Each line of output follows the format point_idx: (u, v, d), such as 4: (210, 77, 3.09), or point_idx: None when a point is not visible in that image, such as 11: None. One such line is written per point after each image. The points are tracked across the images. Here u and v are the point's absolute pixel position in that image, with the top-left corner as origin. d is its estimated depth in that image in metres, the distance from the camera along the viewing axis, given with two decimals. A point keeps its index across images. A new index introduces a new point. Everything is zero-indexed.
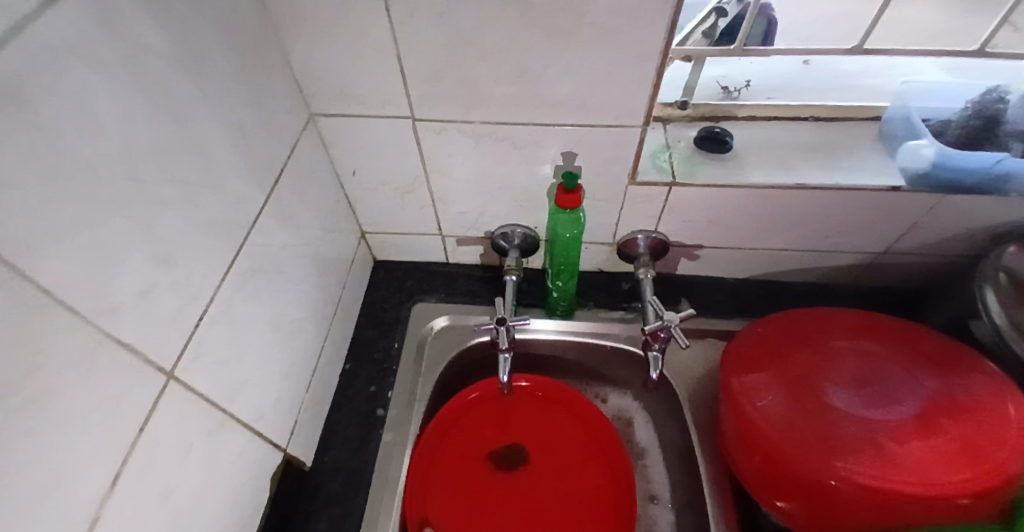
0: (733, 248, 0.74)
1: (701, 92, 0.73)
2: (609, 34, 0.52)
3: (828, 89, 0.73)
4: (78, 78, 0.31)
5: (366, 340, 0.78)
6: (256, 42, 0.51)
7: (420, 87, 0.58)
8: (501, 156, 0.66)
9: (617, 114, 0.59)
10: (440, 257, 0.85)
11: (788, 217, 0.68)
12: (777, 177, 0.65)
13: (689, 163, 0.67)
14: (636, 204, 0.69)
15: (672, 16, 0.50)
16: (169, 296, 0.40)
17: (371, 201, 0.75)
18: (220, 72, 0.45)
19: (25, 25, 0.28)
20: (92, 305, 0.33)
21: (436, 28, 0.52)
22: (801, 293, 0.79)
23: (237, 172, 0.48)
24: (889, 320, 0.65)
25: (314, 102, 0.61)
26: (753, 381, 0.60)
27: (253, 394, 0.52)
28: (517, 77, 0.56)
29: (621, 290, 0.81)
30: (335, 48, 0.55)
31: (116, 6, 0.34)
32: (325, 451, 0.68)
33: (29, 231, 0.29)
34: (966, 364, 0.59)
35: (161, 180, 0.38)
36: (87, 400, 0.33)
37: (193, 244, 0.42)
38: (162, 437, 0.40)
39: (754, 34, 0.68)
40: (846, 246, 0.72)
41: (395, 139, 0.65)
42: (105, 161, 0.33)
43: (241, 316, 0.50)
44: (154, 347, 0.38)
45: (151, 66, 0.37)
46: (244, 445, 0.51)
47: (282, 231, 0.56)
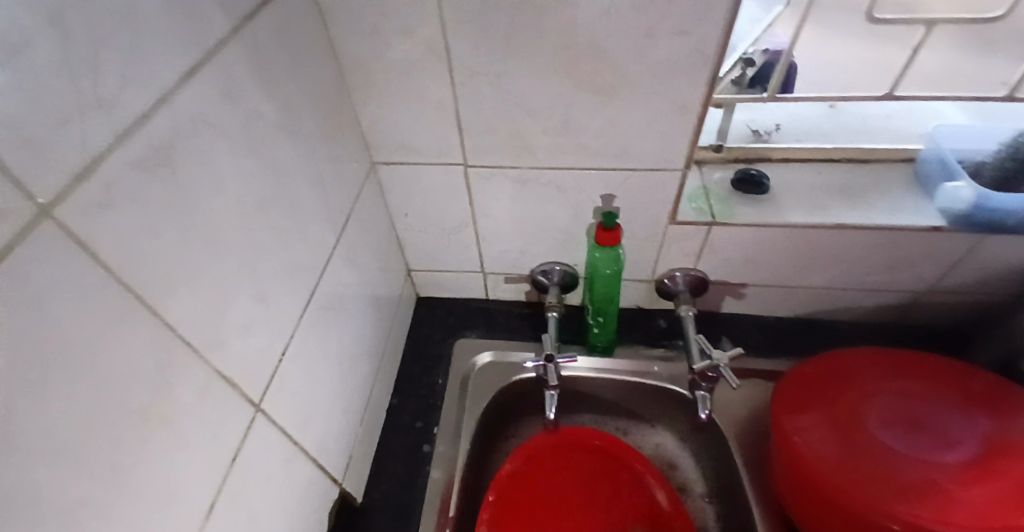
0: (773, 285, 0.75)
1: (733, 136, 0.76)
2: (653, 89, 0.55)
3: (858, 132, 0.76)
4: (205, 141, 0.36)
5: (412, 375, 0.81)
6: (335, 101, 0.56)
7: (474, 138, 0.63)
8: (546, 199, 0.69)
9: (658, 160, 0.62)
10: (481, 294, 0.88)
11: (827, 255, 0.69)
12: (815, 217, 0.67)
13: (727, 204, 0.70)
14: (676, 243, 0.72)
15: (712, 73, 0.53)
16: (260, 332, 0.43)
17: (419, 242, 0.79)
18: (306, 130, 0.50)
19: (167, 96, 0.32)
20: (204, 341, 0.37)
21: (493, 86, 0.57)
22: (845, 331, 0.79)
23: (315, 216, 0.52)
24: (943, 360, 0.65)
25: (376, 153, 0.66)
26: (803, 419, 0.61)
27: (318, 427, 0.55)
28: (565, 128, 0.60)
29: (659, 327, 0.82)
30: (400, 106, 0.61)
31: (236, 79, 0.39)
32: (375, 485, 0.69)
33: (164, 275, 0.32)
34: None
35: (261, 228, 0.43)
36: (198, 427, 0.36)
37: (281, 285, 0.46)
38: (248, 466, 0.42)
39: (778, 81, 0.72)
40: (887, 284, 0.72)
41: (447, 184, 0.69)
42: (220, 211, 0.38)
43: (312, 351, 0.53)
44: (245, 380, 0.42)
45: (258, 128, 0.42)
46: (310, 477, 0.54)
47: (346, 270, 0.60)
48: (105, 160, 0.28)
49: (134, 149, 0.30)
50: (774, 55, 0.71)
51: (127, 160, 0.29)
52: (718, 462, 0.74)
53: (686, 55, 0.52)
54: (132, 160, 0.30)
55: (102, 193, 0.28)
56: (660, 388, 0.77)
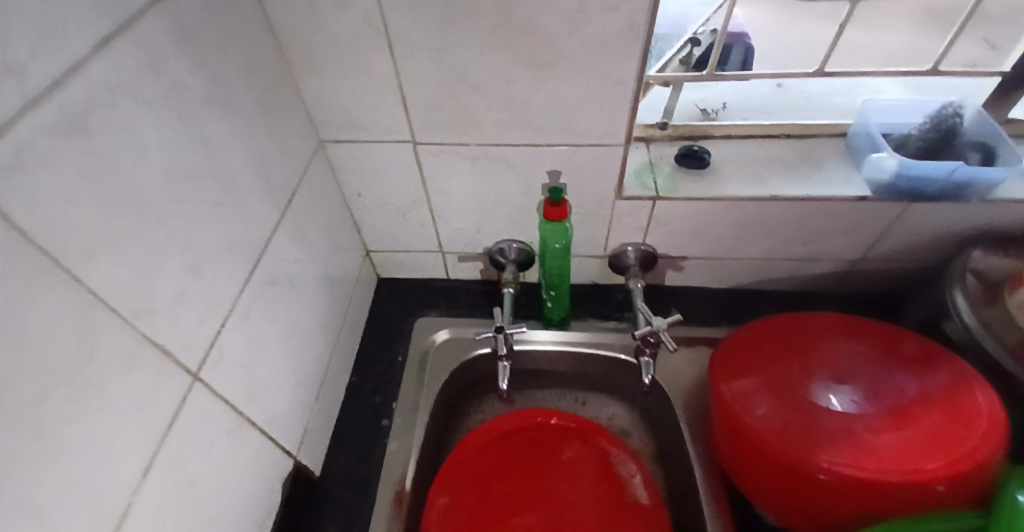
0: (718, 257, 0.79)
1: (680, 114, 0.78)
2: (589, 64, 0.57)
3: (799, 109, 0.79)
4: (128, 110, 0.36)
5: (371, 353, 0.82)
6: (275, 77, 0.57)
7: (420, 114, 0.64)
8: (496, 175, 0.71)
9: (599, 135, 0.64)
10: (440, 272, 0.90)
11: (767, 226, 0.72)
12: (751, 189, 0.70)
13: (671, 178, 0.72)
14: (623, 218, 0.74)
15: (645, 47, 0.55)
16: (195, 302, 0.44)
17: (374, 221, 0.80)
18: (243, 105, 0.50)
19: (84, 63, 0.33)
20: (133, 309, 0.37)
21: (435, 62, 0.58)
22: (787, 300, 0.82)
23: (256, 191, 0.53)
24: (868, 322, 0.69)
25: (325, 131, 0.67)
26: (738, 381, 0.64)
27: (266, 399, 0.56)
28: (508, 104, 0.62)
29: (613, 301, 0.85)
30: (344, 83, 0.61)
31: (160, 51, 0.39)
32: (332, 458, 0.71)
33: (84, 241, 0.33)
34: (939, 361, 0.62)
35: (192, 200, 0.43)
36: (128, 392, 0.37)
37: (219, 257, 0.47)
38: (187, 433, 0.43)
39: (732, 62, 0.75)
40: (823, 254, 0.76)
41: (397, 162, 0.70)
42: (147, 181, 0.38)
43: (257, 325, 0.54)
44: (181, 349, 0.42)
45: (188, 101, 0.43)
46: (258, 447, 0.55)
47: (294, 246, 0.61)
48: (16, 125, 0.28)
49: (47, 114, 0.30)
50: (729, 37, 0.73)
51: (39, 125, 0.30)
52: (665, 427, 0.77)
53: (620, 30, 0.54)
54: (44, 125, 0.30)
55: (14, 157, 0.28)
56: (613, 358, 0.80)
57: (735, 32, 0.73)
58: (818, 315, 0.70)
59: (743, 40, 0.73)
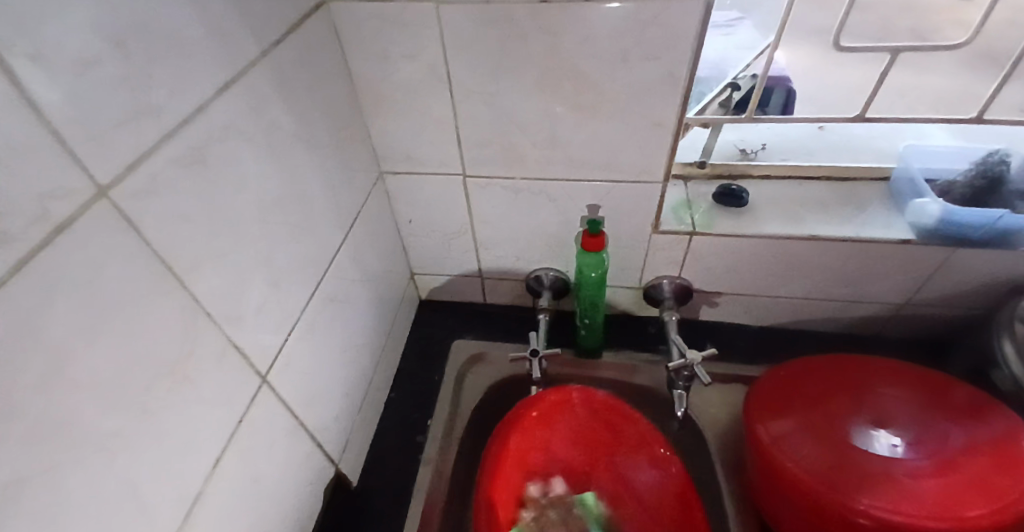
0: (755, 295, 0.79)
1: (719, 154, 0.81)
2: (632, 108, 0.61)
3: (839, 153, 0.80)
4: (234, 144, 0.42)
5: (411, 371, 0.86)
6: (348, 115, 0.63)
7: (472, 150, 0.69)
8: (539, 207, 0.75)
9: (639, 173, 0.68)
10: (479, 297, 0.94)
11: (805, 266, 0.73)
12: (790, 229, 0.71)
13: (709, 215, 0.74)
14: (659, 251, 0.76)
15: (685, 93, 0.59)
16: (271, 312, 0.49)
17: (422, 246, 0.85)
18: (321, 139, 0.57)
19: (205, 106, 0.39)
20: (223, 315, 0.43)
21: (488, 104, 0.63)
22: (827, 341, 0.82)
23: (326, 216, 0.58)
24: (908, 366, 0.68)
25: (385, 163, 0.73)
26: (772, 420, 0.64)
27: (319, 407, 0.61)
28: (553, 142, 0.66)
29: (648, 333, 0.86)
30: (406, 121, 0.67)
31: (262, 96, 0.46)
32: (371, 470, 0.74)
33: (194, 254, 0.39)
34: (986, 409, 0.61)
35: (276, 222, 0.49)
36: (214, 388, 0.42)
37: (292, 274, 0.52)
38: (255, 430, 0.48)
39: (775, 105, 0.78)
40: (864, 296, 0.76)
41: (448, 193, 0.76)
42: (243, 204, 0.44)
43: (317, 337, 0.59)
44: (256, 354, 0.47)
45: (280, 137, 0.49)
46: (310, 451, 0.59)
47: (352, 267, 0.66)
48: (152, 156, 0.34)
49: (176, 148, 0.36)
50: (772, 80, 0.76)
51: (169, 157, 0.36)
52: (698, 462, 0.77)
53: (662, 78, 0.58)
54: (173, 156, 0.36)
55: (148, 182, 0.34)
56: (645, 390, 0.81)
57: (776, 76, 0.76)
58: (855, 357, 0.70)
59: (786, 84, 0.76)
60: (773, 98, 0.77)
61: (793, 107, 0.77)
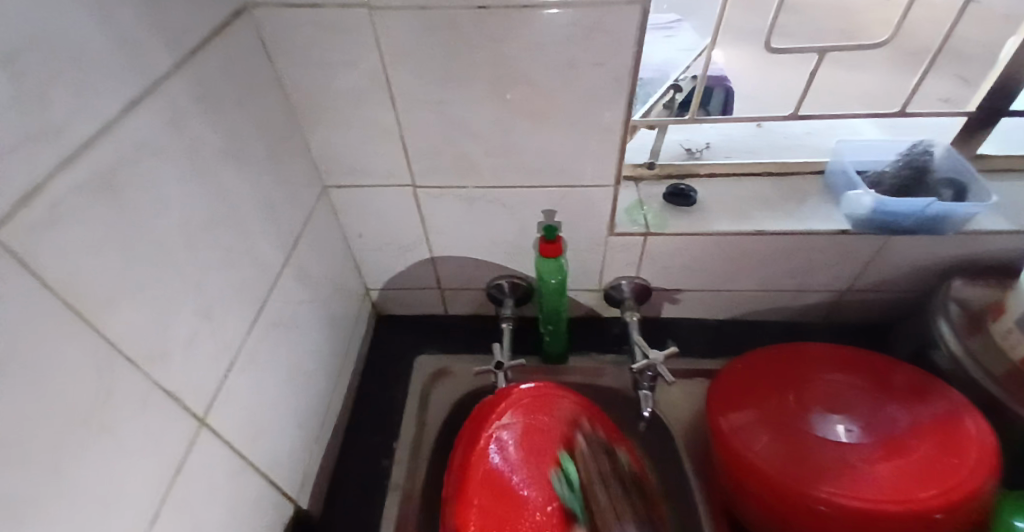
0: (710, 291, 0.80)
1: (667, 154, 0.82)
2: (579, 112, 0.61)
3: (778, 149, 0.83)
4: (151, 167, 0.39)
5: (370, 391, 0.83)
6: (284, 129, 0.60)
7: (420, 160, 0.67)
8: (492, 215, 0.74)
9: (589, 176, 0.67)
10: (437, 309, 0.92)
11: (754, 260, 0.75)
12: (739, 225, 0.72)
13: (660, 215, 0.74)
14: (614, 253, 0.76)
15: (630, 96, 0.59)
16: (205, 345, 0.46)
17: (375, 261, 0.83)
18: (255, 157, 0.54)
19: (113, 126, 0.35)
20: (147, 353, 0.39)
21: (433, 113, 0.62)
22: (779, 332, 0.84)
23: (265, 237, 0.55)
24: (857, 352, 0.71)
25: (329, 177, 0.70)
26: (734, 415, 0.65)
27: (268, 440, 0.57)
28: (503, 149, 0.65)
29: (610, 334, 0.87)
30: (349, 133, 0.65)
31: (183, 113, 0.42)
32: (331, 500, 0.71)
33: (104, 289, 0.35)
34: (928, 389, 0.64)
35: (206, 247, 0.45)
36: (140, 435, 0.38)
37: (230, 301, 0.49)
38: (194, 475, 0.44)
39: (715, 104, 0.79)
40: (810, 286, 0.78)
41: (399, 205, 0.73)
42: (165, 231, 0.40)
43: (261, 365, 0.55)
44: (188, 392, 0.44)
45: (207, 156, 0.46)
46: (260, 488, 0.55)
47: (298, 288, 0.63)
48: (50, 185, 0.31)
49: (80, 174, 0.33)
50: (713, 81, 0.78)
51: (73, 185, 0.32)
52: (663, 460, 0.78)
53: (606, 82, 0.58)
54: (77, 184, 0.33)
55: (49, 215, 0.31)
56: (611, 393, 0.81)
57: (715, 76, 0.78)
58: (807, 346, 0.72)
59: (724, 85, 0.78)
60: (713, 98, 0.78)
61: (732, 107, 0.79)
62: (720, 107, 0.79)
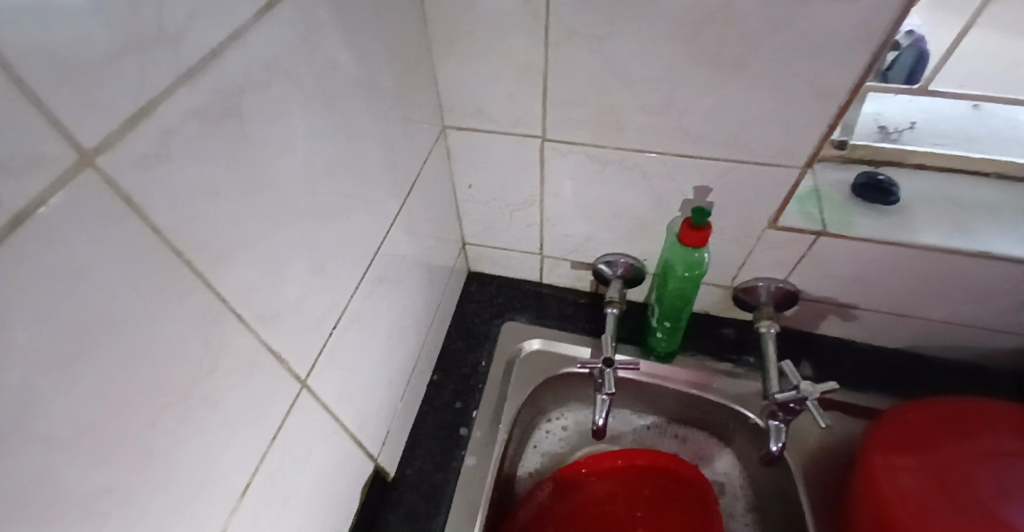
0: (877, 311, 0.65)
1: (855, 131, 0.64)
2: (786, 70, 0.47)
3: (1008, 141, 0.63)
4: (280, 90, 0.31)
5: (456, 352, 0.77)
6: (414, 54, 0.51)
7: (559, 109, 0.56)
8: (628, 184, 0.62)
9: (770, 154, 0.54)
10: (535, 275, 0.83)
11: (956, 286, 0.59)
12: (954, 240, 0.56)
13: (841, 213, 0.59)
14: (769, 250, 0.62)
15: (874, 55, 0.44)
16: (316, 305, 0.39)
17: (479, 215, 0.74)
18: (383, 86, 0.45)
19: (243, 30, 0.27)
20: (259, 314, 0.32)
21: (594, 52, 0.50)
22: (953, 374, 0.68)
23: (382, 184, 0.47)
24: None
25: (450, 115, 0.60)
26: (895, 457, 0.54)
27: (362, 404, 0.51)
28: (667, 108, 0.52)
29: (727, 337, 0.74)
30: (483, 67, 0.54)
31: (317, 23, 0.34)
32: (409, 461, 0.66)
33: (216, 240, 0.28)
34: None
35: (326, 191, 0.38)
36: (245, 403, 0.32)
37: (343, 256, 0.42)
38: (291, 442, 0.39)
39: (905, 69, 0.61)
40: (1016, 328, 0.62)
41: (521, 158, 0.63)
42: (288, 170, 0.33)
43: (365, 326, 0.49)
44: (295, 357, 0.37)
45: (337, 82, 0.37)
46: (346, 454, 0.50)
47: (406, 239, 0.55)
48: (164, 103, 0.23)
49: (201, 91, 0.25)
50: (918, 39, 0.57)
51: (191, 103, 0.24)
52: (775, 490, 0.69)
53: (841, 29, 0.43)
54: (196, 103, 0.25)
55: (159, 142, 0.23)
56: (724, 406, 0.70)
57: (918, 33, 0.57)
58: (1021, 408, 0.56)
59: (919, 46, 0.58)
60: (898, 61, 0.60)
61: (920, 74, 0.62)
62: (907, 73, 0.62)
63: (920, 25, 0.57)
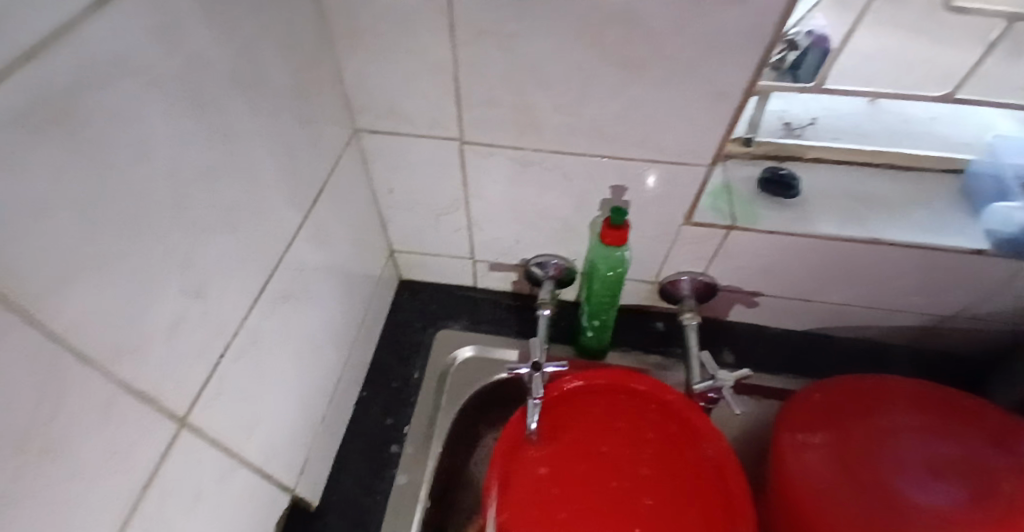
0: (787, 297, 0.68)
1: (762, 127, 0.67)
2: (689, 71, 0.47)
3: (898, 136, 0.67)
4: (129, 94, 0.27)
5: (386, 366, 0.74)
6: (311, 54, 0.47)
7: (474, 110, 0.55)
8: (550, 186, 0.61)
9: (682, 152, 0.54)
10: (468, 280, 0.81)
11: (856, 270, 0.62)
12: (848, 230, 0.59)
13: (751, 207, 0.61)
14: (688, 245, 0.64)
15: (763, 57, 0.45)
16: (193, 331, 0.35)
17: (403, 221, 0.72)
18: (273, 88, 0.42)
19: (78, 25, 0.24)
20: (115, 349, 0.29)
21: (503, 51, 0.49)
22: (859, 353, 0.72)
23: (277, 193, 0.44)
24: (981, 403, 0.56)
25: (360, 117, 0.58)
26: (804, 436, 0.55)
27: (268, 431, 0.48)
28: (580, 108, 0.52)
29: (656, 331, 0.76)
30: (390, 67, 0.52)
31: (177, 19, 0.30)
32: (333, 486, 0.63)
33: (50, 268, 0.24)
34: None
35: (200, 205, 0.34)
36: (104, 449, 0.29)
37: (228, 275, 0.38)
38: (174, 484, 0.35)
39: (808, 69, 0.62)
40: (910, 307, 0.66)
41: (439, 161, 0.61)
42: (145, 184, 0.29)
43: (266, 348, 0.45)
44: (170, 390, 0.33)
45: (208, 83, 0.34)
46: (252, 487, 0.46)
47: (314, 251, 0.52)
48: None
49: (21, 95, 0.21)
50: (817, 39, 0.59)
51: (13, 111, 0.21)
52: None
53: (737, 31, 0.44)
54: (17, 110, 0.21)
55: None
56: None
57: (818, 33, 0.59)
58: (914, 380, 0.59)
59: (819, 44, 0.59)
60: (803, 60, 0.61)
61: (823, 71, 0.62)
62: (812, 72, 0.62)
63: (823, 26, 0.58)
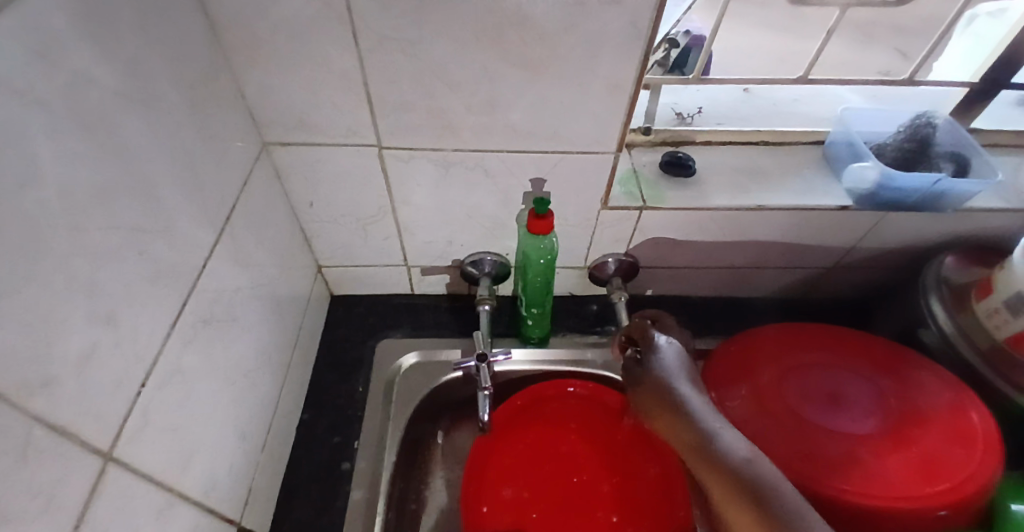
0: (697, 267, 0.75)
1: (658, 118, 0.73)
2: (585, 65, 0.51)
3: (771, 116, 0.76)
4: (11, 116, 0.26)
5: (327, 384, 0.72)
6: (207, 70, 0.46)
7: (388, 115, 0.55)
8: (472, 185, 0.63)
9: (589, 142, 0.58)
10: (405, 288, 0.81)
11: (754, 234, 0.69)
12: (742, 199, 0.66)
13: (656, 187, 0.67)
14: (607, 229, 0.68)
15: (644, 50, 0.50)
16: (107, 362, 0.33)
17: (329, 235, 0.70)
18: (168, 105, 0.40)
19: None
20: (24, 385, 0.27)
21: (408, 56, 0.50)
22: (766, 309, 0.80)
23: (184, 212, 0.42)
24: (866, 337, 0.65)
25: (269, 131, 0.57)
26: (726, 387, 0.60)
27: (204, 463, 0.45)
28: (490, 107, 0.55)
29: (591, 313, 0.80)
30: (295, 78, 0.52)
31: (55, 37, 0.29)
32: (284, 514, 0.61)
33: None
34: (909, 365, 0.61)
35: (100, 229, 0.33)
36: (23, 494, 0.27)
37: (140, 301, 0.36)
38: (105, 527, 0.33)
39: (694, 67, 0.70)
40: (802, 262, 0.75)
41: (359, 168, 0.61)
42: (38, 209, 0.28)
43: (192, 375, 0.43)
44: (89, 424, 0.32)
45: (95, 101, 0.32)
46: (194, 524, 0.44)
47: (234, 272, 0.50)
48: None
49: None
50: (694, 39, 0.67)
51: None
52: None
53: (621, 26, 0.48)
54: None
55: None
56: (597, 376, 0.75)
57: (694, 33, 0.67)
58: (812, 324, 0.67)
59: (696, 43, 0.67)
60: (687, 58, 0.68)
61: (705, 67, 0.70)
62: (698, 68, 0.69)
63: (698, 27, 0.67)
